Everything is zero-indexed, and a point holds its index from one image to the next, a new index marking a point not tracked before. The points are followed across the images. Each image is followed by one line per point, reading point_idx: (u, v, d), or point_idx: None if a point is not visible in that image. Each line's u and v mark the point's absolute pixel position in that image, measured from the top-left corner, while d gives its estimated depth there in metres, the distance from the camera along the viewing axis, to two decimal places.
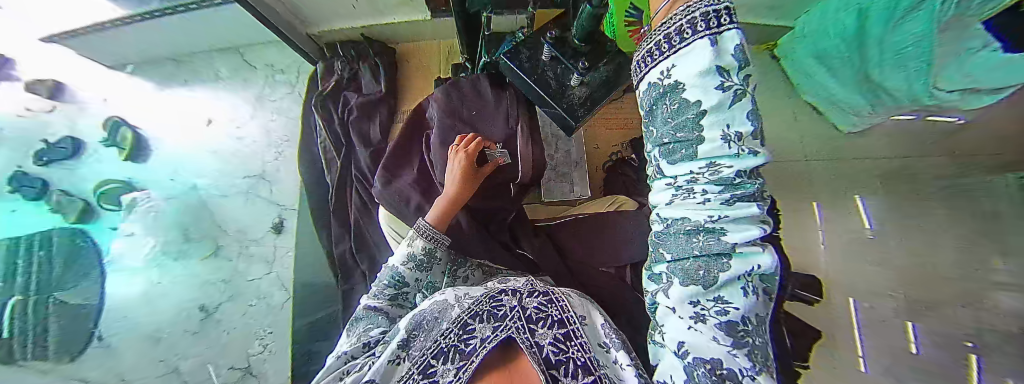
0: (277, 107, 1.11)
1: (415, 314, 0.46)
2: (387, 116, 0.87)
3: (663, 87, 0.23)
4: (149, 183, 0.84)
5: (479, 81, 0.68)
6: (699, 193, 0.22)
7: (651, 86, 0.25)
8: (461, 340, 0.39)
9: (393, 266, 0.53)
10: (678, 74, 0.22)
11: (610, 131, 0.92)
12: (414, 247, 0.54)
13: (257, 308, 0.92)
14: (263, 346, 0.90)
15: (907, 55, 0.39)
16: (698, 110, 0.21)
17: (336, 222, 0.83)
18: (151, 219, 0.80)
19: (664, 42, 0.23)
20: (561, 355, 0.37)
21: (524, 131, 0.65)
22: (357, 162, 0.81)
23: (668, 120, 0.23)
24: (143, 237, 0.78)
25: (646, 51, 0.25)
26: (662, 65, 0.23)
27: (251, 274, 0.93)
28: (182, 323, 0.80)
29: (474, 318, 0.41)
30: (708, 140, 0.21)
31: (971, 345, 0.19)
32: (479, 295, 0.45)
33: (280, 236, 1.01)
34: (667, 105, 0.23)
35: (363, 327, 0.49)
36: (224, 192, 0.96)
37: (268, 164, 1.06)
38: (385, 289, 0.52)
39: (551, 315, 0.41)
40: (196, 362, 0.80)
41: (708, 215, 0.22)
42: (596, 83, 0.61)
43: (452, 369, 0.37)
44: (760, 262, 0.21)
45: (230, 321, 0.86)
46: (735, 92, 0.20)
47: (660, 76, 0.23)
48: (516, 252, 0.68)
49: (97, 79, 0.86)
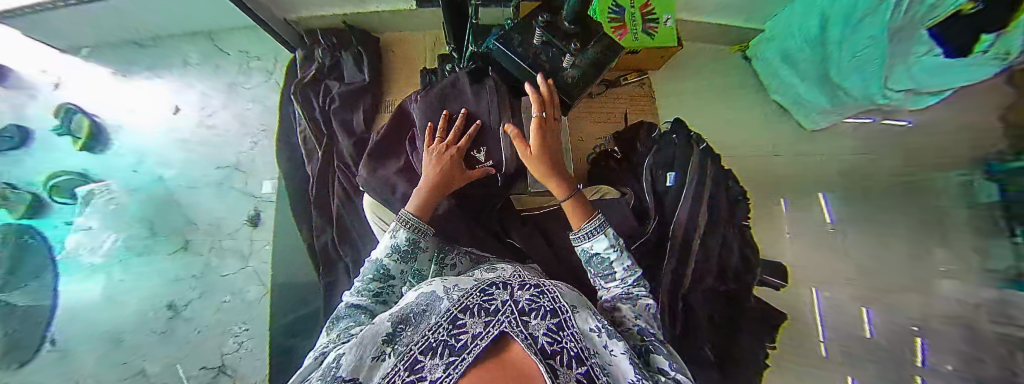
0: (253, 95, 1.04)
1: (399, 309, 0.41)
2: (371, 105, 0.86)
3: (593, 249, 0.54)
4: (106, 173, 0.80)
5: (461, 77, 0.67)
6: (623, 282, 0.52)
7: (589, 249, 0.55)
8: (450, 335, 0.33)
9: (377, 258, 0.50)
10: (597, 245, 0.53)
11: (593, 125, 0.97)
12: (395, 238, 0.50)
13: (232, 304, 0.87)
14: (239, 344, 0.85)
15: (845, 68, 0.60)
16: (610, 256, 0.53)
17: (318, 212, 0.81)
18: (111, 213, 0.75)
19: (592, 232, 0.53)
20: (555, 345, 0.33)
21: (507, 128, 0.63)
22: (340, 152, 0.79)
23: (604, 261, 0.53)
24: (102, 232, 0.73)
25: (585, 234, 0.54)
26: (588, 242, 0.55)
27: (225, 269, 0.89)
28: (148, 324, 0.75)
29: (464, 313, 0.36)
30: (618, 265, 0.52)
31: (918, 331, 0.35)
32: (469, 288, 0.41)
33: (257, 230, 0.95)
34: (600, 255, 0.53)
35: (345, 323, 0.44)
36: (194, 184, 0.91)
37: (242, 153, 1.00)
38: (365, 285, 0.49)
39: (543, 305, 0.37)
40: (164, 364, 0.74)
41: (628, 287, 0.51)
42: (586, 64, 0.64)
43: (441, 365, 0.30)
44: (652, 302, 0.50)
45: (201, 319, 0.81)
46: (618, 249, 0.53)
47: (580, 248, 0.56)
48: (505, 241, 0.71)
49: (22, 52, 0.78)
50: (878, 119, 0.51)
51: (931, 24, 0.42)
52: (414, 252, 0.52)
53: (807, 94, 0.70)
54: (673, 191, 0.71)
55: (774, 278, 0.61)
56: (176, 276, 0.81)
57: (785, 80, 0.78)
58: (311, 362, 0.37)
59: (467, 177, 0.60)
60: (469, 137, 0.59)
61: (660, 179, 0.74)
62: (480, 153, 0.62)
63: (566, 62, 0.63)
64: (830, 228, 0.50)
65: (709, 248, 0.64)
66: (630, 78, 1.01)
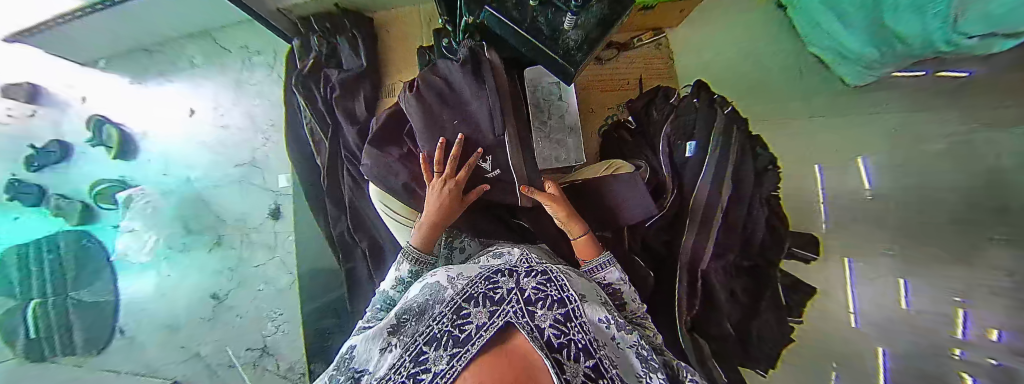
0: (258, 91, 0.99)
1: (405, 301, 0.43)
2: (371, 91, 0.84)
3: (603, 283, 0.52)
4: (140, 179, 0.89)
5: (451, 67, 0.61)
6: (639, 317, 0.50)
7: (597, 281, 0.52)
8: (455, 326, 0.34)
9: (384, 290, 0.54)
10: (609, 280, 0.51)
11: (602, 95, 0.92)
12: (400, 271, 0.55)
13: (266, 292, 0.90)
14: (276, 327, 0.88)
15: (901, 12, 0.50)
16: (622, 291, 0.51)
17: (330, 202, 0.83)
18: (150, 214, 0.86)
19: (601, 266, 0.53)
20: (562, 338, 0.32)
21: (514, 146, 0.57)
22: (346, 141, 0.80)
23: (616, 295, 0.51)
24: (144, 233, 0.85)
25: (595, 266, 0.53)
26: (597, 275, 0.53)
27: (255, 261, 0.91)
28: (195, 311, 0.86)
29: (468, 302, 0.36)
30: (633, 302, 0.50)
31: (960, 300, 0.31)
32: (474, 276, 0.40)
33: (279, 223, 0.93)
34: (611, 289, 0.51)
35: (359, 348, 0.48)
36: (218, 183, 0.93)
37: (258, 151, 0.97)
38: (376, 307, 0.52)
39: (550, 295, 0.36)
40: (215, 346, 0.86)
41: (645, 322, 0.50)
42: (590, 23, 0.59)
43: (446, 357, 0.31)
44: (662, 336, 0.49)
45: (239, 307, 0.88)
46: (626, 285, 0.51)
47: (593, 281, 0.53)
48: (513, 223, 0.69)
49: (84, 80, 0.94)
50: (932, 71, 0.45)
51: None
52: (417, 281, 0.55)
53: (857, 45, 0.60)
54: (692, 162, 0.66)
55: (806, 251, 0.56)
56: (217, 270, 0.89)
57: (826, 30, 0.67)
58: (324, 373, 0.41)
59: (464, 205, 0.59)
60: (466, 169, 0.56)
61: (678, 149, 0.69)
62: (486, 161, 0.59)
63: (567, 23, 0.58)
64: (867, 194, 0.45)
65: (732, 222, 0.61)
66: (646, 38, 0.93)
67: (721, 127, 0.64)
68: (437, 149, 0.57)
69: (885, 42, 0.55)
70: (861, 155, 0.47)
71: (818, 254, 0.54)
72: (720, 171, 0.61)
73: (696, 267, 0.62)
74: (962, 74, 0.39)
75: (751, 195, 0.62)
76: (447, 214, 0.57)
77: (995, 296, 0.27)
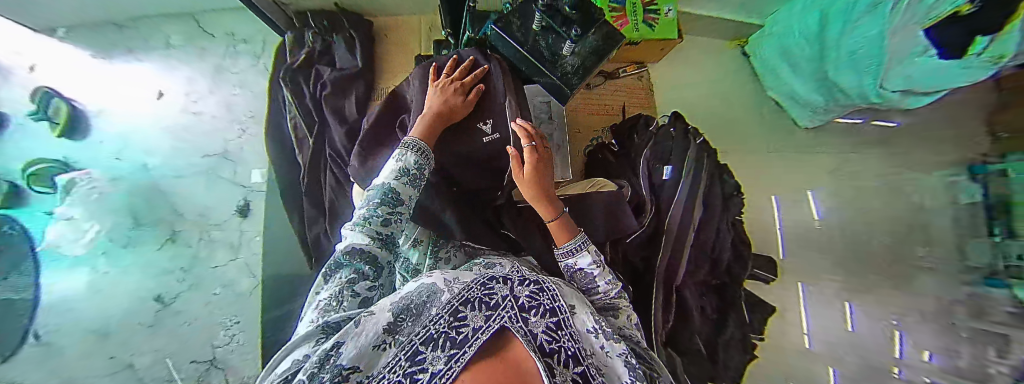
0: (240, 80, 0.99)
1: (399, 297, 0.37)
2: (364, 92, 0.83)
3: (593, 268, 0.52)
4: (87, 161, 0.76)
5: (463, 50, 0.67)
6: (620, 303, 0.52)
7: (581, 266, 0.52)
8: (451, 327, 0.31)
9: (383, 182, 0.48)
10: (588, 263, 0.52)
11: (591, 116, 0.97)
12: (402, 161, 0.50)
13: (221, 297, 0.81)
14: (229, 337, 0.78)
15: (844, 63, 0.65)
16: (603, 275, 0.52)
17: (309, 202, 0.79)
18: (95, 202, 0.71)
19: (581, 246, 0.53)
20: (554, 343, 0.32)
21: (513, 105, 0.64)
22: (332, 140, 0.77)
23: (598, 278, 0.52)
24: (86, 222, 0.68)
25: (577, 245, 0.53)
26: (583, 260, 0.52)
27: (214, 261, 0.83)
28: (135, 316, 0.70)
29: (465, 305, 0.34)
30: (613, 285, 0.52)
31: None
32: (470, 281, 0.39)
33: (246, 221, 0.89)
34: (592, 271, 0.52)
35: (343, 275, 0.41)
36: (179, 172, 0.85)
37: (231, 143, 0.95)
38: (372, 199, 0.46)
39: (543, 304, 0.37)
40: (155, 357, 0.70)
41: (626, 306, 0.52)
42: (586, 51, 0.64)
43: (443, 358, 0.27)
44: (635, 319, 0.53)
45: (191, 312, 0.75)
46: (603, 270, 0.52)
47: (564, 264, 0.55)
48: (501, 232, 0.69)
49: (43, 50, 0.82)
50: (869, 120, 0.62)
51: (930, 23, 0.45)
52: (420, 178, 0.51)
53: (805, 94, 0.76)
54: (669, 185, 0.69)
55: (765, 271, 0.68)
56: (167, 267, 0.76)
57: (778, 78, 0.85)
58: (311, 330, 0.32)
59: (467, 107, 0.62)
60: (473, 75, 0.63)
61: (656, 172, 0.73)
62: (486, 124, 0.65)
63: (566, 49, 0.63)
64: (816, 223, 0.61)
65: (702, 243, 0.65)
66: (630, 69, 0.99)
67: (693, 155, 0.69)
68: (448, 63, 0.64)
69: (822, 92, 0.72)
70: (811, 188, 0.65)
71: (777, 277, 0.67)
72: (691, 195, 0.65)
73: (670, 282, 0.64)
74: (890, 124, 0.56)
75: (717, 219, 0.66)
76: (452, 112, 0.59)
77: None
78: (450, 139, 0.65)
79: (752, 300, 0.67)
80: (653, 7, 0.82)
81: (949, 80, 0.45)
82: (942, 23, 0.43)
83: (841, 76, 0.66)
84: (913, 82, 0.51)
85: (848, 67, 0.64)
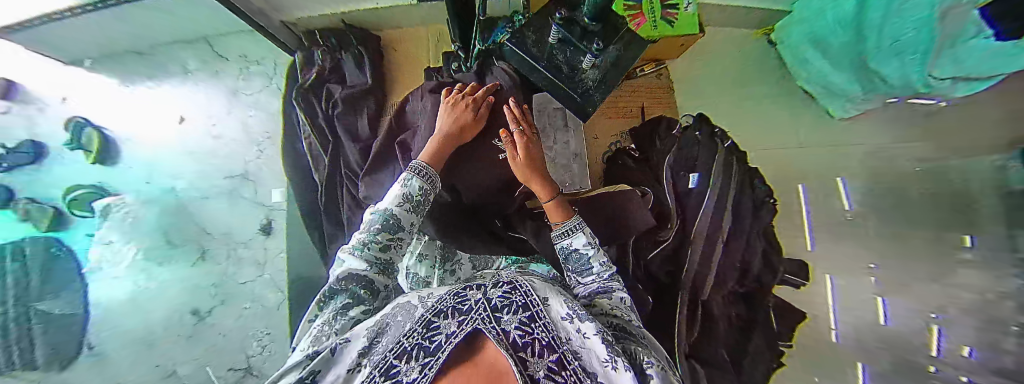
0: (254, 101, 1.05)
1: (375, 321, 0.40)
2: (375, 110, 0.83)
3: (584, 248, 0.57)
4: (121, 186, 0.78)
5: (467, 76, 0.73)
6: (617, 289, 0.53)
7: (575, 247, 0.58)
8: (423, 337, 0.34)
9: (385, 207, 0.52)
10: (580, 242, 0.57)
11: (610, 119, 0.94)
12: (407, 187, 0.54)
13: (252, 310, 0.89)
14: (262, 346, 0.87)
15: (890, 45, 0.50)
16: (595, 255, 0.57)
17: (328, 220, 0.81)
18: (130, 226, 0.75)
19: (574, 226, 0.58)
20: (527, 337, 0.33)
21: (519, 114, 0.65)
22: (347, 159, 0.78)
23: (592, 259, 0.57)
24: (122, 245, 0.73)
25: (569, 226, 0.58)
26: (576, 241, 0.58)
27: (241, 277, 0.89)
28: (174, 328, 0.76)
29: (437, 315, 0.36)
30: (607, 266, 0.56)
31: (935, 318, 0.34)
32: (443, 294, 0.41)
33: (269, 238, 0.96)
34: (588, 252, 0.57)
35: (339, 301, 0.45)
36: (205, 194, 0.89)
37: (250, 163, 1.01)
38: (372, 224, 0.51)
39: (515, 300, 0.38)
40: (194, 366, 0.77)
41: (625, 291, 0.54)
42: (607, 64, 0.65)
43: (417, 367, 0.30)
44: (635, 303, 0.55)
45: (223, 325, 0.83)
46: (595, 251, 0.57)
47: (560, 245, 0.59)
48: (504, 235, 0.73)
49: (68, 80, 0.80)
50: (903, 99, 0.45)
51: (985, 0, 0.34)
52: (422, 204, 0.55)
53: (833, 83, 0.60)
54: (695, 195, 0.69)
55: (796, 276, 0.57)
56: (195, 281, 0.81)
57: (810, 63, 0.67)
58: (298, 359, 0.34)
59: (478, 124, 0.64)
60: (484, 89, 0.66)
61: (681, 180, 0.72)
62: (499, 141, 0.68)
63: (586, 63, 0.64)
64: (846, 216, 0.47)
65: (732, 252, 0.64)
66: (647, 68, 0.97)
67: (721, 161, 0.66)
68: (474, 86, 0.67)
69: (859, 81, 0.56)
70: (839, 176, 0.50)
71: (809, 280, 0.55)
72: (720, 208, 0.63)
73: (697, 294, 0.65)
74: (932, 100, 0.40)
75: (748, 230, 0.64)
76: (463, 130, 0.62)
77: (954, 318, 0.31)
78: (461, 152, 0.68)
79: (782, 311, 0.60)
80: None
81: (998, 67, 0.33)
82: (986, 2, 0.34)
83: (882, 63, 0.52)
84: (962, 65, 0.38)
85: (894, 52, 0.49)
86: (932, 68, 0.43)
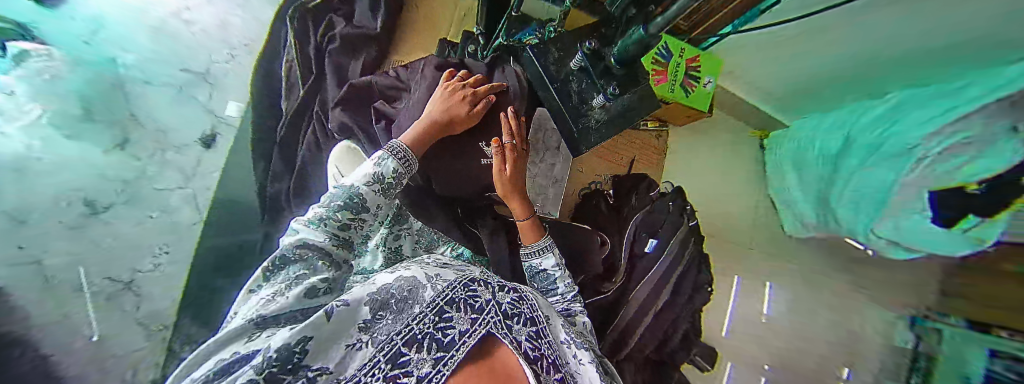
0: (246, 5, 1.03)
1: (376, 290, 0.36)
2: (374, 56, 0.89)
3: (555, 269, 0.61)
4: (51, 33, 0.67)
5: (478, 65, 0.72)
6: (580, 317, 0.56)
7: (545, 265, 0.61)
8: (435, 328, 0.32)
9: (351, 184, 0.46)
10: (546, 261, 0.61)
11: (598, 160, 0.96)
12: (380, 167, 0.49)
13: (157, 223, 0.69)
14: (154, 266, 0.67)
15: (860, 190, 0.50)
16: (561, 274, 0.60)
17: (281, 156, 0.82)
18: (44, 83, 0.60)
19: (545, 245, 0.62)
20: (537, 351, 0.35)
21: (511, 124, 0.63)
22: (324, 97, 0.84)
23: (556, 279, 0.60)
24: (26, 101, 0.56)
25: (540, 245, 0.62)
26: (546, 260, 0.61)
27: (161, 183, 0.71)
28: (55, 214, 0.56)
29: (450, 306, 0.35)
30: (569, 287, 0.60)
31: None
32: (452, 281, 0.40)
33: (208, 151, 0.84)
34: (556, 270, 0.60)
35: (293, 270, 0.38)
36: (151, 78, 0.76)
37: (214, 64, 0.92)
38: (334, 200, 0.45)
39: (524, 313, 0.40)
40: (68, 261, 0.56)
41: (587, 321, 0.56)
42: (616, 110, 0.65)
43: (429, 361, 0.29)
44: None
45: (121, 229, 0.63)
46: (558, 270, 0.61)
47: (529, 263, 0.63)
48: (468, 230, 0.72)
49: None
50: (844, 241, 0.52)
51: (937, 186, 0.38)
52: (393, 187, 0.51)
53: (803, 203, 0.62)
54: (648, 259, 0.71)
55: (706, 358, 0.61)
56: (104, 170, 0.62)
57: (789, 177, 0.69)
58: (240, 326, 0.28)
59: (470, 120, 0.61)
60: (488, 86, 0.63)
61: (640, 243, 0.75)
62: (487, 146, 0.66)
63: (596, 101, 0.64)
64: None
65: (658, 323, 0.67)
66: (649, 126, 0.99)
67: (681, 238, 0.70)
68: (472, 78, 0.64)
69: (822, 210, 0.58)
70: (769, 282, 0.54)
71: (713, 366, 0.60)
72: (668, 273, 0.68)
73: (624, 338, 0.67)
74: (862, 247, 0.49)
75: (681, 306, 0.67)
76: (453, 123, 0.59)
77: None
78: (450, 144, 0.66)
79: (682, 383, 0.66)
80: (693, 74, 0.80)
81: (927, 243, 0.38)
82: (952, 188, 0.36)
83: (842, 205, 0.53)
84: (908, 235, 0.41)
85: (859, 200, 0.50)
86: (878, 224, 0.45)
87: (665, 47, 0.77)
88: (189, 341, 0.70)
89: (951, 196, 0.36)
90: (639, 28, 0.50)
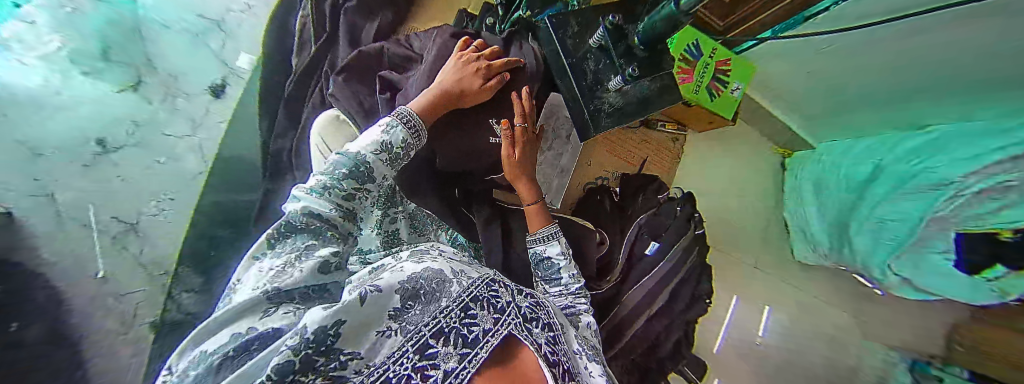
0: None
1: (408, 277, 0.33)
2: (390, 20, 0.99)
3: (562, 259, 0.58)
4: None
5: (495, 38, 0.69)
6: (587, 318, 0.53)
7: (550, 254, 0.59)
8: (461, 323, 0.30)
9: (358, 152, 0.44)
10: (550, 250, 0.59)
11: (608, 155, 0.93)
12: (388, 135, 0.47)
13: (162, 169, 0.66)
14: (159, 210, 0.63)
15: (875, 220, 0.51)
16: (565, 267, 0.58)
17: (284, 116, 0.96)
18: (62, 16, 0.62)
19: (549, 234, 0.60)
20: (555, 355, 0.34)
21: (522, 106, 0.62)
22: (336, 57, 0.91)
23: (561, 271, 0.58)
24: (46, 32, 0.58)
25: (545, 233, 0.60)
26: (552, 249, 0.59)
27: (170, 129, 0.70)
28: (68, 147, 0.50)
29: (474, 303, 0.34)
30: (578, 282, 0.57)
31: None
32: (476, 277, 0.38)
33: (215, 102, 0.83)
34: (563, 262, 0.58)
35: (299, 240, 0.35)
36: (168, 23, 0.80)
37: (229, 13, 0.93)
38: (338, 168, 0.42)
39: (540, 318, 0.38)
40: (76, 196, 0.49)
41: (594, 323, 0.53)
42: (634, 94, 0.62)
43: (456, 356, 0.27)
44: None
45: (128, 170, 0.59)
46: (562, 260, 0.58)
47: (533, 251, 0.60)
48: (462, 212, 0.72)
49: None
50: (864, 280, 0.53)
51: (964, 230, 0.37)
52: (400, 158, 0.49)
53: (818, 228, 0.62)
54: (648, 261, 0.69)
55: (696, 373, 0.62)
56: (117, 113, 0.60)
57: (804, 198, 0.68)
58: (253, 298, 0.27)
59: (482, 95, 0.59)
60: (504, 61, 0.60)
61: (641, 244, 0.72)
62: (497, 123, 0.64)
63: (613, 83, 0.60)
64: None
65: (649, 329, 0.65)
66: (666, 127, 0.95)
67: (683, 244, 0.68)
68: (488, 50, 0.61)
69: (836, 237, 0.58)
70: None
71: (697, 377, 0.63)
72: (669, 276, 0.67)
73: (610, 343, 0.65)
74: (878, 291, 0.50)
75: (675, 314, 0.66)
76: (468, 93, 0.57)
77: None
78: (457, 122, 0.63)
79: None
80: (721, 76, 0.75)
81: (954, 290, 0.38)
82: (981, 234, 0.35)
83: (860, 236, 0.53)
84: (931, 277, 0.41)
85: (876, 231, 0.50)
86: (897, 256, 0.47)
87: (694, 44, 0.73)
88: (187, 288, 0.64)
89: (978, 241, 0.35)
90: (671, 1, 0.47)
